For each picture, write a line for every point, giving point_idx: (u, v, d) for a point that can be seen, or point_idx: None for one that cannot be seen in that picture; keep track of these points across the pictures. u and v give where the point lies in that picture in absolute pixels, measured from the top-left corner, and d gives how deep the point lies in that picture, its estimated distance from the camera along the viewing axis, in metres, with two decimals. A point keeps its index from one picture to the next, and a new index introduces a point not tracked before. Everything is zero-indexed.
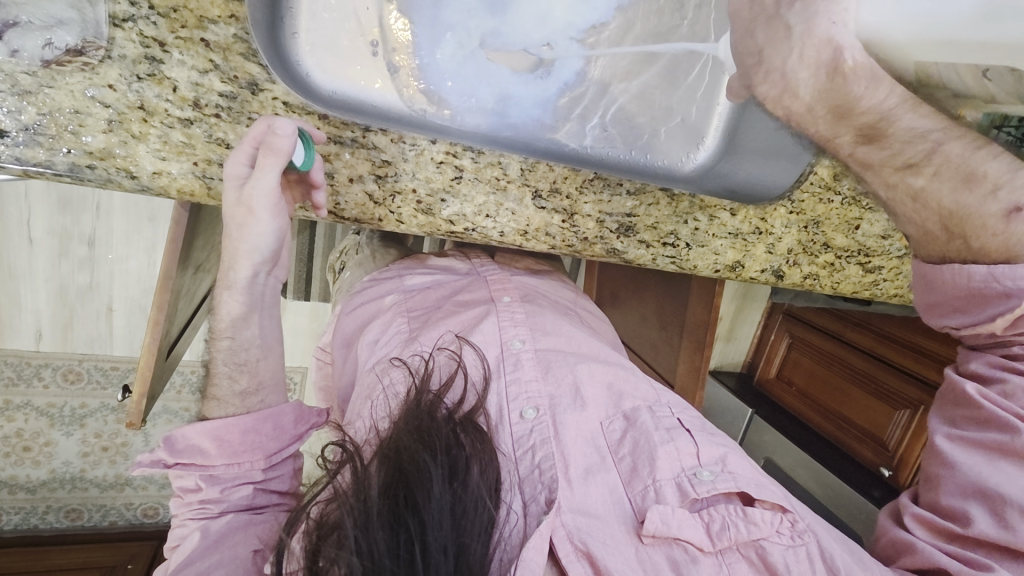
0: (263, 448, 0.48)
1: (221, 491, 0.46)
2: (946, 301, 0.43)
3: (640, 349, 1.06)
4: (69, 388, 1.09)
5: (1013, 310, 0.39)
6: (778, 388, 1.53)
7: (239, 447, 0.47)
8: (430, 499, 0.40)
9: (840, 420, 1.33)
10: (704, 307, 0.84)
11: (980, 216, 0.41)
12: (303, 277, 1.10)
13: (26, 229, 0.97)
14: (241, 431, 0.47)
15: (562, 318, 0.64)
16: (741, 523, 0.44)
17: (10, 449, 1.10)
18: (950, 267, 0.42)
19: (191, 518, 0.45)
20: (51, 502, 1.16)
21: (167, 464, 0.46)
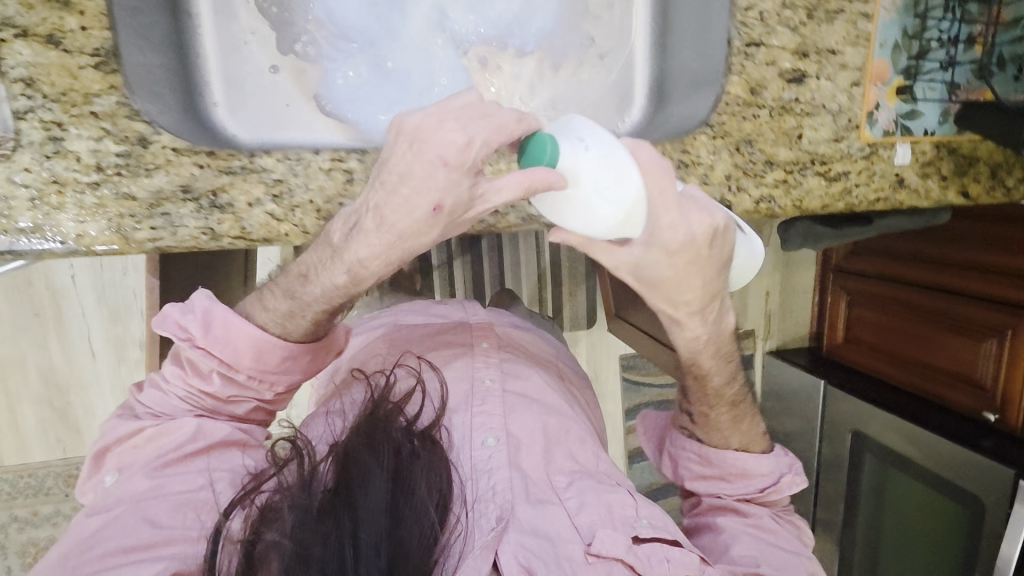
0: (289, 376, 0.56)
1: (229, 392, 0.55)
2: (726, 472, 0.72)
3: (662, 338, 1.01)
4: None
5: (759, 480, 0.72)
6: (852, 353, 1.38)
7: (267, 366, 0.54)
8: (366, 496, 0.48)
9: (924, 370, 1.18)
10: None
11: (743, 424, 0.73)
12: None
13: (89, 343, 1.12)
14: (281, 355, 0.54)
15: (531, 362, 0.72)
16: (678, 561, 0.54)
17: None
18: (733, 453, 0.72)
19: (185, 398, 0.55)
20: None
21: (191, 338, 0.54)
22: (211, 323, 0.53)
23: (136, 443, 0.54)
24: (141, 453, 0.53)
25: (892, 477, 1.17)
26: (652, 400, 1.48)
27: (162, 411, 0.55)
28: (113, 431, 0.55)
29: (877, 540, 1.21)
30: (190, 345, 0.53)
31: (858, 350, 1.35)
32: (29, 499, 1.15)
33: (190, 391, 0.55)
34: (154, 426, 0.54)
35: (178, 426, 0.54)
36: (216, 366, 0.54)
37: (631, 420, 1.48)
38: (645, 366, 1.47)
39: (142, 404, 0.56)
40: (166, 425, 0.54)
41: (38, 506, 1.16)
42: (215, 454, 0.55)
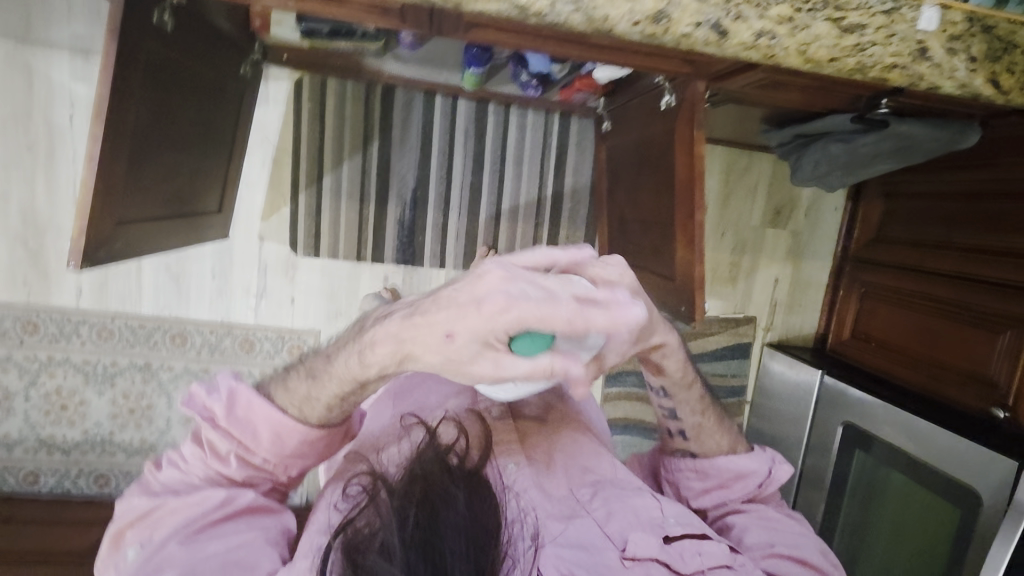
0: (306, 457, 0.56)
1: (244, 475, 0.56)
2: (726, 474, 0.69)
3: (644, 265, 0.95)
4: (103, 345, 1.18)
5: (760, 478, 0.70)
6: (855, 349, 1.27)
7: (285, 449, 0.55)
8: (451, 522, 0.51)
9: (930, 368, 1.08)
10: (686, 164, 0.75)
11: (724, 428, 0.70)
12: (313, 230, 1.20)
13: (73, 190, 1.12)
14: (300, 439, 0.54)
15: (541, 400, 0.72)
16: (710, 553, 0.58)
17: (50, 407, 1.18)
18: (725, 457, 0.69)
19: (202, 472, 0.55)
20: (82, 467, 1.21)
21: (215, 417, 0.54)
22: (236, 405, 0.54)
23: (160, 515, 0.53)
24: (165, 523, 0.53)
25: (884, 475, 1.06)
26: (635, 370, 1.41)
27: (183, 484, 0.55)
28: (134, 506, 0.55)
29: (860, 544, 1.12)
30: (214, 426, 0.54)
31: (864, 347, 1.25)
32: None
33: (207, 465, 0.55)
34: (178, 499, 0.54)
35: (206, 496, 0.53)
36: (235, 443, 0.55)
37: (610, 386, 1.40)
38: None
39: (156, 481, 0.56)
40: (190, 497, 0.54)
41: None
42: (245, 517, 0.55)
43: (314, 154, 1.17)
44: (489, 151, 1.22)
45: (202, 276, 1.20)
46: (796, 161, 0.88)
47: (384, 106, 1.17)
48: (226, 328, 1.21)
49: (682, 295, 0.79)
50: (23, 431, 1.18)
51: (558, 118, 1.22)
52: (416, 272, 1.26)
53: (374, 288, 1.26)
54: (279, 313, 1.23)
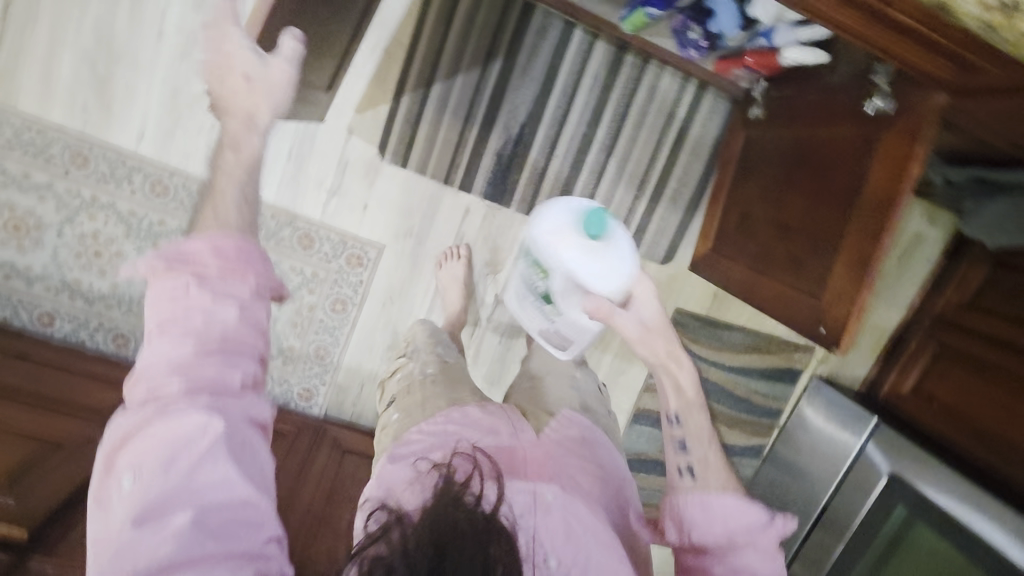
0: (252, 269, 0.54)
1: (212, 296, 0.51)
2: (724, 517, 0.63)
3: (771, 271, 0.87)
4: (154, 201, 1.08)
5: (762, 528, 0.63)
6: (913, 404, 1.26)
7: (226, 257, 0.53)
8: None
9: (992, 440, 1.07)
10: (883, 184, 0.68)
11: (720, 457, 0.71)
12: (407, 138, 1.09)
13: (161, 21, 1.00)
14: (236, 246, 0.54)
15: (588, 480, 0.63)
16: None
17: (83, 250, 1.09)
18: (730, 496, 0.64)
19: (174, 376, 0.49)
20: (103, 321, 1.13)
21: (192, 275, 0.51)
22: (178, 260, 0.52)
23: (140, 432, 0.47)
24: (146, 442, 0.46)
25: (922, 533, 1.10)
26: None
27: (165, 391, 0.48)
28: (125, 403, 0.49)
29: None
30: (185, 286, 0.51)
31: (923, 405, 1.23)
32: (27, 159, 1.03)
33: (193, 352, 0.49)
34: (163, 413, 0.47)
35: (183, 420, 0.47)
36: (211, 309, 0.51)
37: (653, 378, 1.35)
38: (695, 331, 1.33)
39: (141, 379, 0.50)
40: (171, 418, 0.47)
41: (32, 170, 1.04)
42: (228, 443, 0.47)
43: (430, 54, 1.05)
44: (612, 104, 1.12)
45: (276, 155, 1.09)
46: (980, 201, 0.85)
47: (519, 22, 1.05)
48: (288, 217, 1.12)
49: (826, 317, 0.73)
50: (48, 268, 1.09)
51: (693, 87, 1.13)
52: (500, 213, 1.18)
53: (452, 218, 1.17)
54: (347, 217, 1.14)
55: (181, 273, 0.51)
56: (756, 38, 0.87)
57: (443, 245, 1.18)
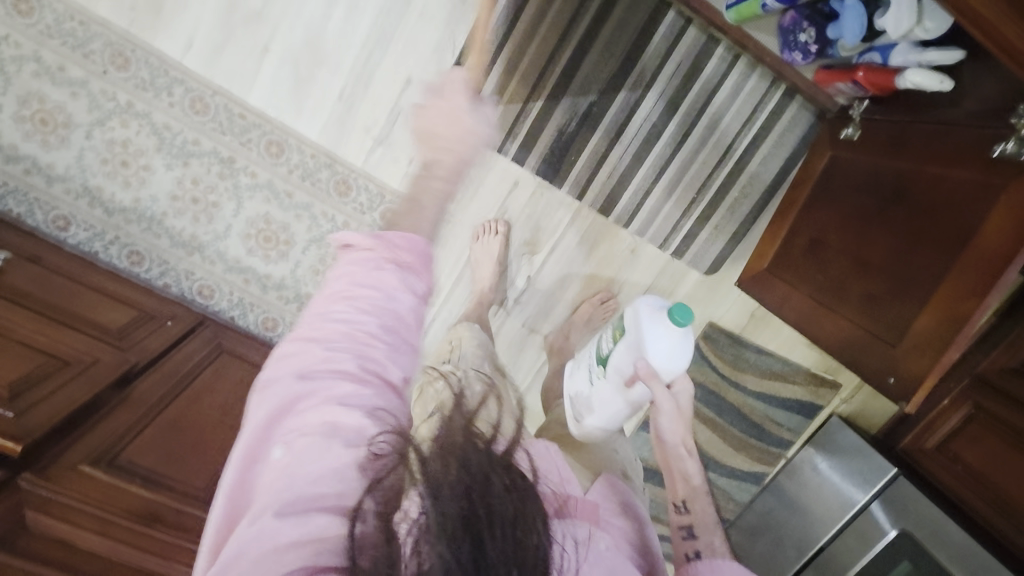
0: (423, 259, 0.57)
1: (397, 272, 0.55)
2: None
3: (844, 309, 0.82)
4: (191, 118, 1.01)
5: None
6: (934, 459, 1.22)
7: (398, 247, 0.57)
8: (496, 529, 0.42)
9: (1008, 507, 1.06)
10: (995, 247, 0.65)
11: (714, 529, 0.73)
12: None
13: None
14: (406, 242, 0.57)
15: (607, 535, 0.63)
16: None
17: (110, 158, 1.03)
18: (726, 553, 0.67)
19: (342, 355, 0.51)
20: (120, 235, 1.07)
21: (384, 255, 0.56)
22: (349, 248, 0.57)
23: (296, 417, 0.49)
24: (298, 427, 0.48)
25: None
26: (703, 383, 1.33)
27: (324, 370, 0.50)
28: (276, 376, 0.51)
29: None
30: (383, 263, 0.55)
31: (945, 462, 1.19)
32: (65, 50, 0.96)
33: (360, 334, 0.52)
34: (319, 399, 0.49)
35: (340, 419, 0.48)
36: (387, 293, 0.54)
37: None
38: (721, 347, 1.29)
39: (301, 345, 0.52)
40: (324, 404, 0.48)
41: (69, 64, 0.97)
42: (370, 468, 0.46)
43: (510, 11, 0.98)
44: (690, 98, 1.05)
45: (327, 92, 1.01)
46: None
47: None
48: (328, 159, 1.05)
49: (899, 369, 0.74)
50: (71, 169, 1.03)
51: (781, 95, 1.05)
52: (549, 192, 1.12)
53: (498, 188, 1.11)
54: (389, 170, 1.07)
55: (370, 252, 0.55)
56: (869, 53, 0.85)
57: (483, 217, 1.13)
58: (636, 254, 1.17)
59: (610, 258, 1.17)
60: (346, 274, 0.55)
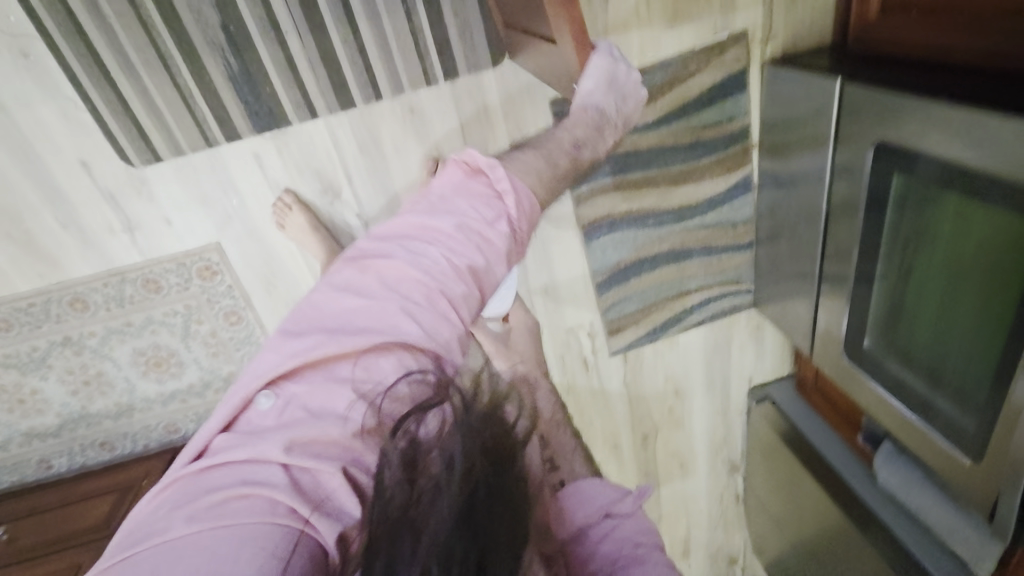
0: (495, 249, 0.70)
1: (495, 230, 0.71)
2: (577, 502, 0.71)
3: (534, 153, 0.80)
4: (10, 336, 1.06)
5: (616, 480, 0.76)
6: (884, 29, 0.91)
7: (497, 232, 0.71)
8: (505, 472, 0.53)
9: (984, 21, 0.74)
10: None
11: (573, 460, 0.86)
12: (134, 131, 0.91)
13: None
14: (500, 220, 0.71)
15: None
16: None
17: (9, 405, 1.12)
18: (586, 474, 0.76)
19: (466, 243, 0.69)
20: (81, 441, 1.20)
21: (483, 229, 0.70)
22: (472, 176, 0.75)
23: (343, 371, 0.61)
24: (302, 393, 0.59)
25: (976, 221, 0.77)
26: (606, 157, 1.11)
27: (380, 335, 0.62)
28: (305, 333, 0.64)
29: (947, 320, 0.88)
30: (493, 222, 0.71)
31: (896, 24, 0.88)
32: None
33: (429, 286, 0.66)
34: (330, 373, 0.61)
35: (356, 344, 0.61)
36: (448, 262, 0.67)
37: (579, 187, 1.13)
38: None
39: (374, 279, 0.67)
40: (371, 364, 0.61)
41: None
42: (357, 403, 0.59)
43: (65, 23, 0.83)
44: None
45: (54, 232, 0.98)
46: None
47: None
48: (119, 276, 1.04)
49: None
50: (3, 432, 1.15)
51: None
52: (289, 135, 0.98)
53: (252, 175, 1.01)
54: (161, 239, 1.03)
55: (477, 217, 0.71)
56: None
57: (270, 204, 1.04)
58: (418, 111, 1.00)
59: (402, 137, 1.02)
60: (442, 215, 0.71)
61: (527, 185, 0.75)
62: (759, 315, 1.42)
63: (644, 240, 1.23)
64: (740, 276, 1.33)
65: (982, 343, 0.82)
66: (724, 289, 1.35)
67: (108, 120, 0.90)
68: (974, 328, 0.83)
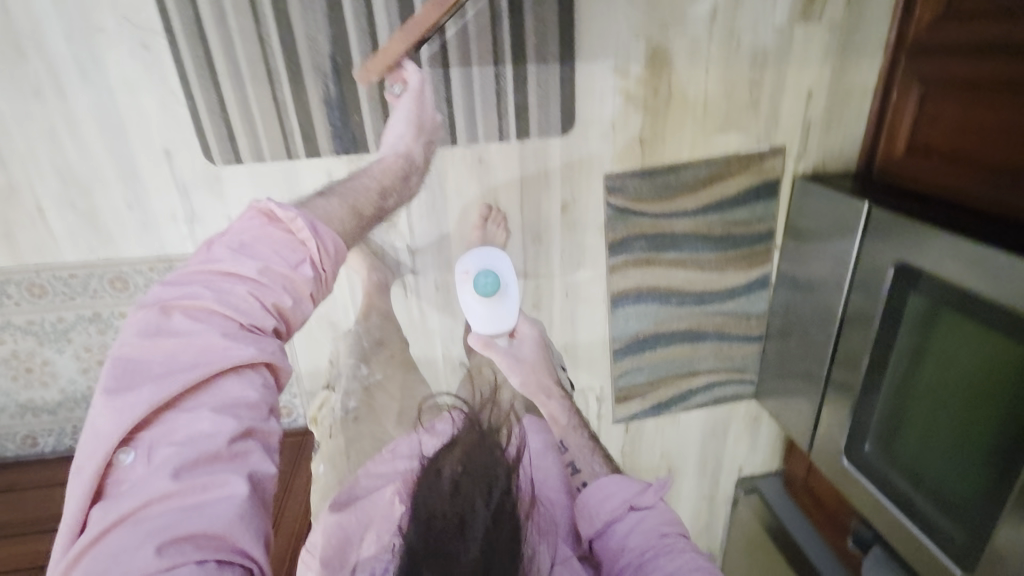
0: (297, 275, 0.62)
1: (299, 261, 0.63)
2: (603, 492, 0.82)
3: (336, 203, 0.91)
4: (41, 303, 1.06)
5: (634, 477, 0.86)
6: (909, 165, 1.03)
7: (299, 260, 0.64)
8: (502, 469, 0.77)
9: (999, 172, 0.85)
10: None
11: None
12: (223, 132, 0.97)
13: None
14: (280, 248, 0.63)
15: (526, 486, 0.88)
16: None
17: (15, 372, 1.11)
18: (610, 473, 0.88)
19: (264, 277, 0.59)
20: (76, 423, 1.16)
21: (287, 273, 0.61)
22: (273, 217, 0.66)
23: (195, 398, 0.53)
24: (161, 437, 0.51)
25: (975, 344, 0.86)
26: (643, 233, 1.20)
27: (219, 362, 0.54)
28: (131, 385, 0.52)
29: (942, 430, 0.94)
30: (297, 265, 0.63)
31: (920, 163, 1.00)
32: None
33: (239, 320, 0.57)
34: (188, 401, 0.53)
35: (200, 368, 0.53)
36: (252, 298, 0.58)
37: (614, 256, 1.21)
38: (637, 189, 1.15)
39: (179, 322, 0.55)
40: (216, 389, 0.54)
41: None
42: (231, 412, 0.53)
43: (193, 27, 0.90)
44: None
45: (118, 210, 1.01)
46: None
47: None
48: (166, 263, 1.06)
49: None
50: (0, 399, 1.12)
51: None
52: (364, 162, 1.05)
53: None
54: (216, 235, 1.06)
55: (281, 254, 0.63)
56: None
57: None
58: (485, 162, 1.08)
59: (465, 180, 1.09)
60: (243, 256, 0.60)
61: (317, 223, 0.68)
62: (758, 406, 1.47)
63: (664, 316, 1.30)
64: (747, 365, 1.40)
65: (972, 455, 0.88)
66: (730, 376, 1.41)
67: (203, 118, 0.96)
68: (966, 442, 0.89)
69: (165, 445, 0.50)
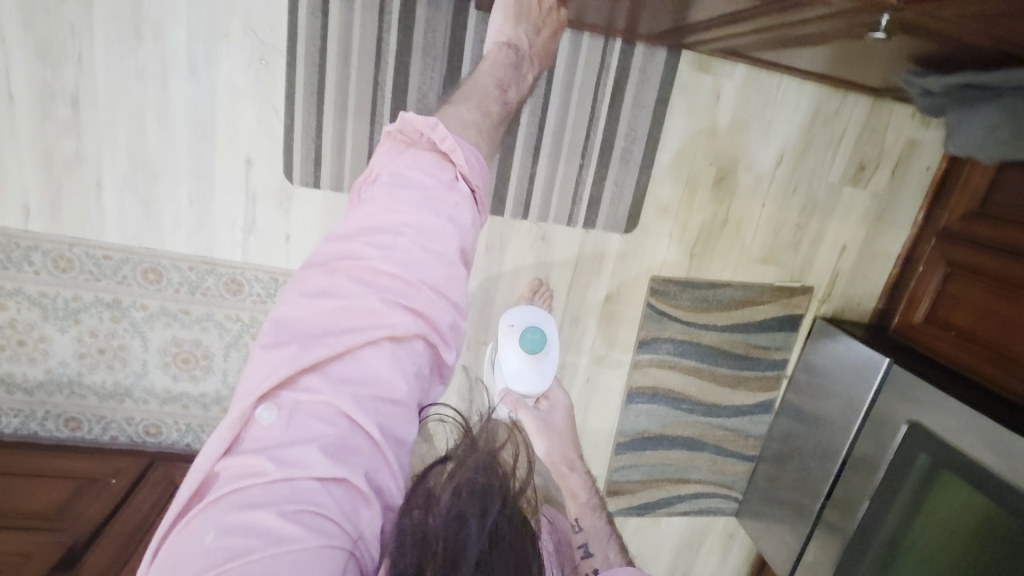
0: (447, 198, 0.56)
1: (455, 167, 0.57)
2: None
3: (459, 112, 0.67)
4: (62, 277, 1.00)
5: None
6: (927, 334, 1.13)
7: (442, 186, 0.56)
8: None
9: (1013, 362, 0.95)
10: None
11: None
12: (312, 156, 0.98)
13: (5, 83, 0.89)
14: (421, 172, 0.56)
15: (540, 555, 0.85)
16: None
17: (4, 341, 1.02)
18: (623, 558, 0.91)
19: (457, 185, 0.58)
20: (49, 408, 1.07)
21: (443, 197, 0.55)
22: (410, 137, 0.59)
23: (345, 366, 0.50)
24: (308, 401, 0.48)
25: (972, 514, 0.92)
26: (672, 337, 1.25)
27: (370, 332, 0.50)
28: (284, 341, 0.49)
29: None
30: (451, 183, 0.57)
31: (936, 334, 1.10)
32: None
33: (406, 278, 0.52)
34: (336, 365, 0.49)
35: (355, 322, 0.50)
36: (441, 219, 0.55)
37: (641, 353, 1.25)
38: (677, 296, 1.21)
39: (345, 282, 0.51)
40: (364, 363, 0.50)
41: None
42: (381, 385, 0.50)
43: (315, 56, 0.93)
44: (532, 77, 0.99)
45: (178, 203, 0.99)
46: (965, 110, 0.80)
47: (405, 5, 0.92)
48: (208, 265, 1.03)
49: None
50: None
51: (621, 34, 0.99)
52: None
53: None
54: (268, 250, 1.04)
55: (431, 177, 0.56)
56: None
57: None
58: (548, 240, 1.12)
59: (525, 253, 1.13)
60: (398, 190, 0.55)
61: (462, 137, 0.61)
62: (736, 525, 1.49)
63: (671, 419, 1.33)
64: (735, 482, 1.43)
65: None
66: (717, 490, 1.43)
67: (295, 138, 0.97)
68: None
69: (312, 408, 0.48)
